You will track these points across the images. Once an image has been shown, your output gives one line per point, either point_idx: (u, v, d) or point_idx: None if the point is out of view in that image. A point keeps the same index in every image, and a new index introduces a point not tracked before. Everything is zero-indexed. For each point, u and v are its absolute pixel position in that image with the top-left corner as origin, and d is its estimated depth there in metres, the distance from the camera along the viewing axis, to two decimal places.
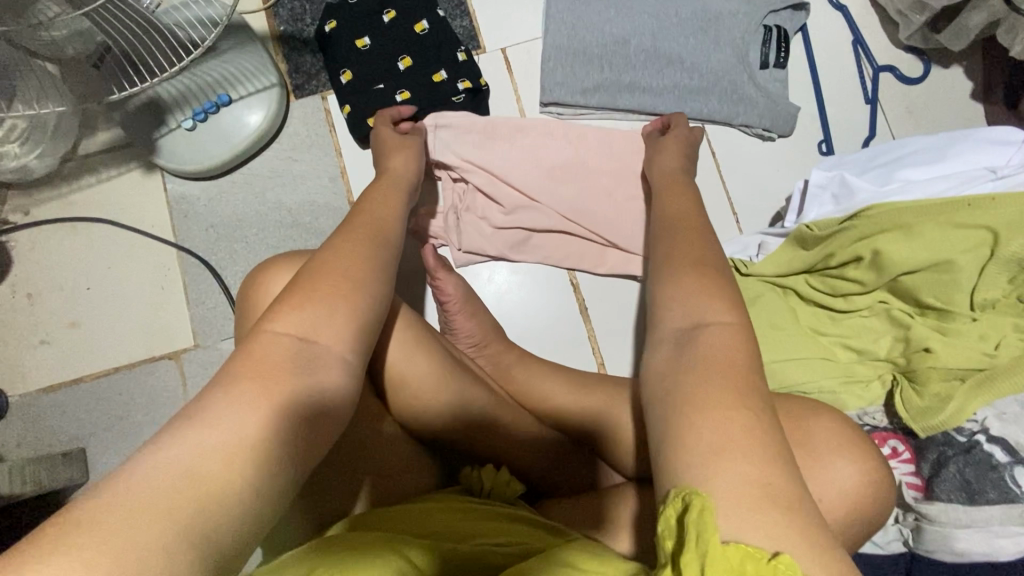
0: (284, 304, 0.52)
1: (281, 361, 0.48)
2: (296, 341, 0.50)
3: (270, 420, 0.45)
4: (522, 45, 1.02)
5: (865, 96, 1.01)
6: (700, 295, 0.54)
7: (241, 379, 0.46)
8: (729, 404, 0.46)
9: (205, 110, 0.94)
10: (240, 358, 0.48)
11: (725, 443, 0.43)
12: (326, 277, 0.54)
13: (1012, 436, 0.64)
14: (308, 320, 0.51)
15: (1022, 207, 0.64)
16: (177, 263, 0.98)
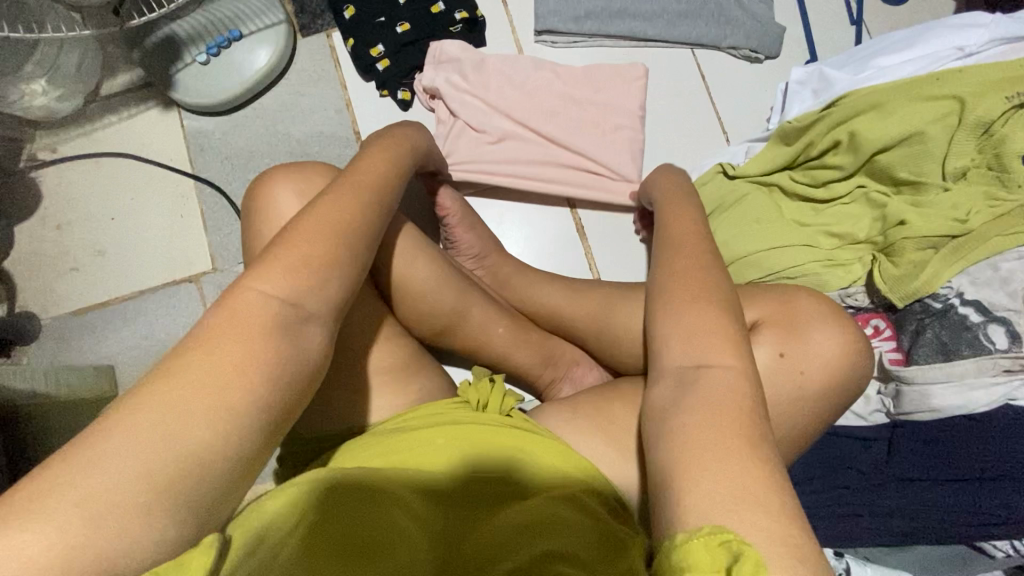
0: (269, 257, 0.51)
1: (260, 321, 0.47)
2: (282, 296, 0.49)
3: (265, 383, 0.45)
4: None
5: (851, 17, 1.04)
6: (700, 338, 0.55)
7: (225, 336, 0.46)
8: (732, 444, 0.47)
9: (217, 45, 1.00)
10: (225, 306, 0.47)
11: (728, 478, 0.45)
12: (312, 232, 0.54)
13: (985, 297, 0.67)
14: (292, 274, 0.50)
15: (986, 78, 0.68)
16: (194, 194, 1.04)
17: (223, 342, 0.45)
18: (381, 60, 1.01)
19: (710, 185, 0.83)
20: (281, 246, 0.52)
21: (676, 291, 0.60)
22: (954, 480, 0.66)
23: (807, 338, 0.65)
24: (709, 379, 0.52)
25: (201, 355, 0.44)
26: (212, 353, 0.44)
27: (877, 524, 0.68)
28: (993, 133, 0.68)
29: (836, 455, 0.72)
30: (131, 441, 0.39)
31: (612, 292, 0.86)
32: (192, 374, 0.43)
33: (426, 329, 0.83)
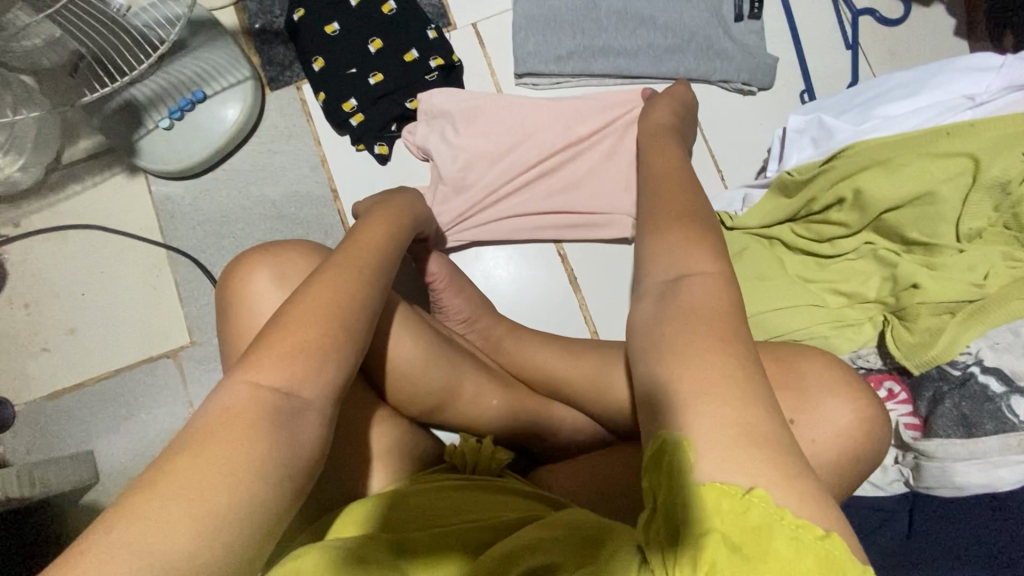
0: (258, 348, 0.49)
1: (246, 412, 0.46)
2: (278, 393, 0.47)
3: (256, 465, 0.44)
4: (493, 18, 1.01)
5: (847, 41, 0.98)
6: (686, 251, 0.55)
7: (214, 436, 0.44)
8: (712, 346, 0.47)
9: (181, 108, 0.95)
10: (208, 414, 0.46)
11: (720, 404, 0.45)
12: (304, 315, 0.51)
13: (1007, 365, 0.63)
14: (286, 372, 0.48)
15: (1000, 132, 0.63)
16: (167, 263, 0.99)
17: (214, 432, 0.44)
18: (354, 115, 0.96)
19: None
20: (261, 335, 0.50)
21: (660, 223, 0.59)
22: None
23: (819, 402, 0.60)
24: (693, 285, 0.52)
25: (194, 456, 0.43)
26: (202, 448, 0.43)
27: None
28: (1010, 192, 0.64)
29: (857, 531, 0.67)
30: (132, 541, 0.39)
31: (610, 355, 0.82)
32: (184, 471, 0.42)
33: (417, 410, 0.77)
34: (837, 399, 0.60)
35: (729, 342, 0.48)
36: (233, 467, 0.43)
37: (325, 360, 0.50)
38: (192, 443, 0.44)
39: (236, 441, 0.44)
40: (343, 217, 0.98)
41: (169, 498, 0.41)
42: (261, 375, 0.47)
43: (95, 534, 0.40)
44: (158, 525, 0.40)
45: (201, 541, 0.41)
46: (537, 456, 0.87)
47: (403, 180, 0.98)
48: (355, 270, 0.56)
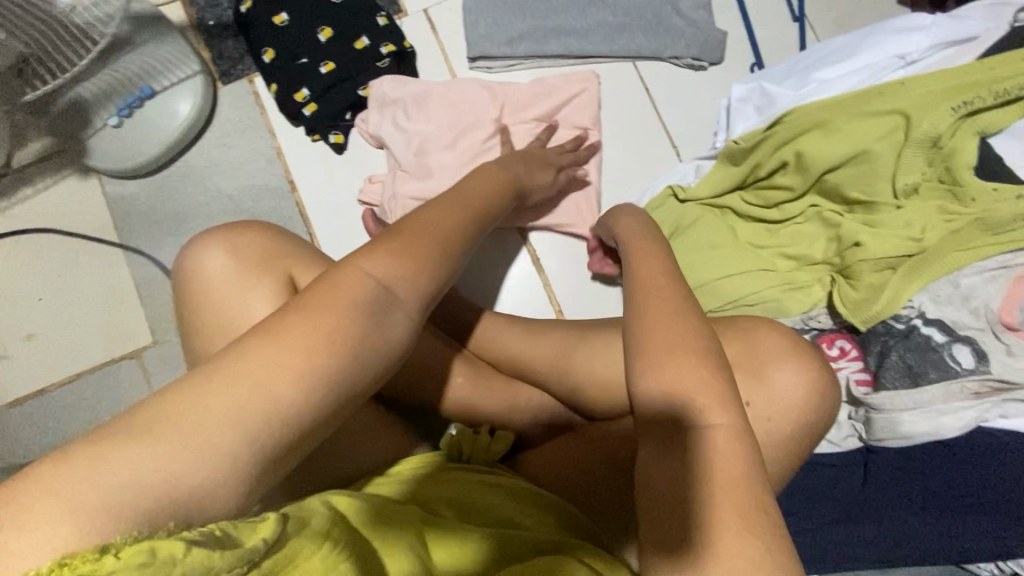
0: (376, 247, 0.51)
1: (354, 298, 0.45)
2: (377, 283, 0.47)
3: (340, 353, 0.43)
4: (444, 4, 1.01)
5: (794, 14, 1.00)
6: (693, 387, 0.51)
7: (320, 313, 0.44)
8: (737, 515, 0.44)
9: (129, 105, 0.94)
10: (316, 288, 0.46)
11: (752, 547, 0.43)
12: (425, 232, 0.54)
13: (947, 316, 0.65)
14: (397, 269, 0.49)
15: (930, 88, 0.65)
16: (126, 263, 0.98)
17: (287, 311, 0.44)
18: (307, 105, 0.96)
19: (663, 208, 0.78)
20: (369, 241, 0.51)
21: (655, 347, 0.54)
22: (936, 506, 0.64)
23: (769, 368, 0.60)
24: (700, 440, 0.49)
25: (287, 323, 0.42)
26: (282, 318, 0.43)
27: (862, 554, 0.65)
28: (941, 147, 0.65)
29: (816, 486, 0.69)
30: (216, 402, 0.38)
31: (572, 335, 0.82)
32: (275, 338, 0.41)
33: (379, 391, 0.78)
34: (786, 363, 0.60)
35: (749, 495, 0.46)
36: (322, 338, 0.42)
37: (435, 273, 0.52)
38: (276, 321, 0.43)
39: (316, 318, 0.43)
40: (302, 210, 0.98)
41: (247, 361, 0.40)
42: (374, 264, 0.48)
43: (185, 383, 0.38)
44: (226, 382, 0.39)
45: (288, 406, 0.40)
46: None
47: (360, 169, 0.98)
48: (459, 209, 0.59)
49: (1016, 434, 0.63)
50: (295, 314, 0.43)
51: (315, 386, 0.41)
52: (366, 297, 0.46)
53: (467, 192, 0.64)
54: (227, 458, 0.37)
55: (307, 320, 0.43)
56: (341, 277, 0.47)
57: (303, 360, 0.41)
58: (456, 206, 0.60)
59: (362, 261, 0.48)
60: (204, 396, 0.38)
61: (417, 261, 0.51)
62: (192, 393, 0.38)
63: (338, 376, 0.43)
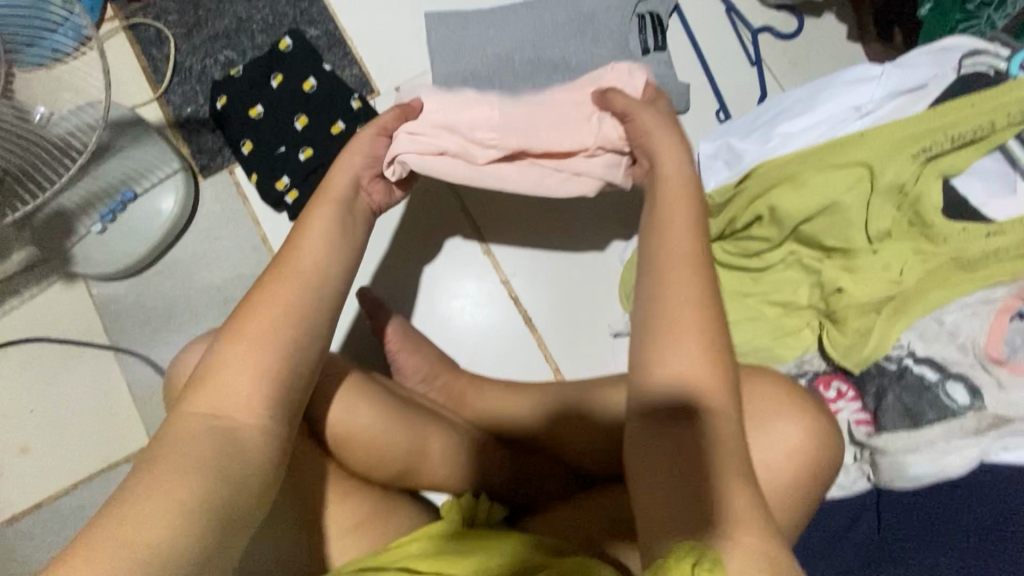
0: (203, 378, 0.56)
1: (200, 437, 0.52)
2: (213, 416, 0.54)
3: (200, 487, 0.49)
4: (414, 80, 1.04)
5: (751, 58, 1.04)
6: (689, 360, 0.55)
7: (161, 462, 0.50)
8: (734, 472, 0.50)
9: (112, 210, 0.95)
10: (164, 437, 0.52)
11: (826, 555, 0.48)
12: (242, 340, 0.57)
13: (937, 354, 0.66)
14: (225, 395, 0.55)
15: (889, 139, 0.67)
16: (117, 365, 0.97)
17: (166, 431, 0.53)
18: (289, 192, 0.97)
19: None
20: (207, 369, 0.56)
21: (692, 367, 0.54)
22: None
23: (770, 422, 0.61)
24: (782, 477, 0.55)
25: (144, 485, 0.48)
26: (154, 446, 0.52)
27: None
28: (907, 192, 0.67)
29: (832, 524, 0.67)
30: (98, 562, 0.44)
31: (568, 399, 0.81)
32: (149, 481, 0.48)
33: (385, 476, 0.77)
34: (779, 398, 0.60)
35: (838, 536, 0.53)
36: (189, 475, 0.49)
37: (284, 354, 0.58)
38: (145, 460, 0.51)
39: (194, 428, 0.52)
40: None
41: (132, 508, 0.47)
42: (229, 367, 0.56)
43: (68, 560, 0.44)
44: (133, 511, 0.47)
45: (166, 547, 0.46)
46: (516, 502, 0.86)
47: None
48: (295, 287, 0.62)
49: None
50: (146, 464, 0.50)
51: (200, 514, 0.48)
52: (223, 401, 0.55)
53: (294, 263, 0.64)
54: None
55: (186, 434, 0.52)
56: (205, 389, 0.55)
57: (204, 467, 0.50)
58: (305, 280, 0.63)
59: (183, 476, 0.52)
60: (117, 526, 0.46)
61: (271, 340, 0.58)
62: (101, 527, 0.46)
63: (220, 501, 0.50)
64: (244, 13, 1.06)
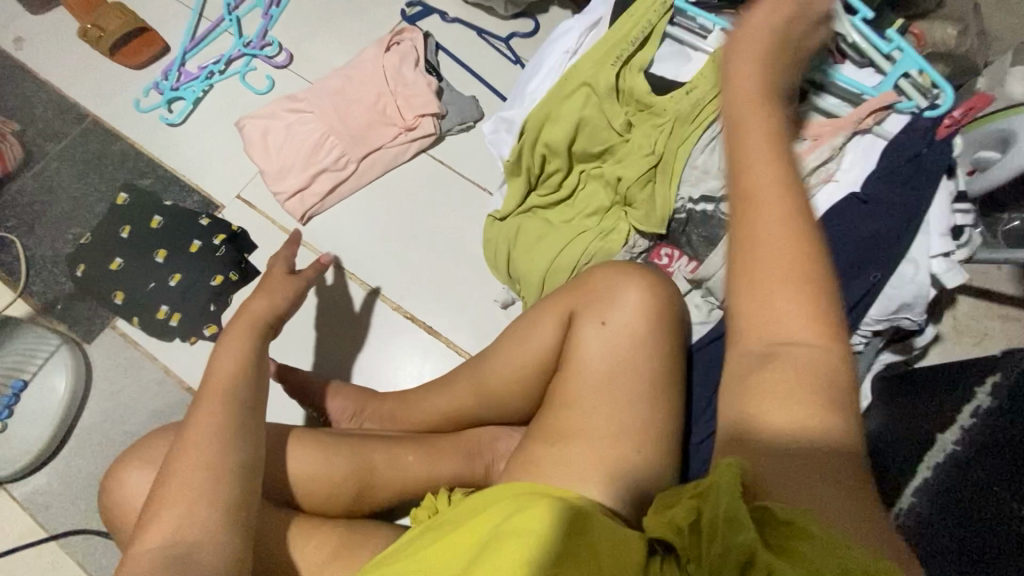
0: (158, 511, 0.57)
1: (154, 570, 0.53)
2: (167, 548, 0.55)
3: None
4: (249, 184, 1.16)
5: (512, 59, 1.25)
6: (772, 294, 0.44)
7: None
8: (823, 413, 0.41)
9: (7, 404, 0.99)
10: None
11: (783, 389, 0.42)
12: (182, 464, 0.60)
13: (705, 190, 0.82)
14: (174, 521, 0.56)
15: (593, 60, 0.87)
16: (62, 551, 0.95)
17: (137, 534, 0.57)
18: (172, 317, 1.04)
19: (494, 234, 0.99)
20: (156, 500, 0.58)
21: None
22: None
23: (610, 298, 0.77)
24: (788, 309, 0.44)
25: None
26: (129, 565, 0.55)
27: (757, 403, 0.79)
28: (625, 90, 0.87)
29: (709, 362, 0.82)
30: None
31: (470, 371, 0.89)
32: None
33: (345, 501, 0.83)
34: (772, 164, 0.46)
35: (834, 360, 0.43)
36: None
37: (230, 435, 0.63)
38: None
39: (158, 532, 0.56)
40: None
41: None
42: (184, 456, 0.60)
43: None
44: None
45: None
46: (479, 484, 0.92)
47: None
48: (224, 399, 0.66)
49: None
50: None
51: None
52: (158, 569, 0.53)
53: (195, 434, 0.62)
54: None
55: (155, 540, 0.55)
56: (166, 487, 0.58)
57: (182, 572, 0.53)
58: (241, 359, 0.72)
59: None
60: None
61: (217, 426, 0.63)
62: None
63: None
64: (78, 192, 1.16)
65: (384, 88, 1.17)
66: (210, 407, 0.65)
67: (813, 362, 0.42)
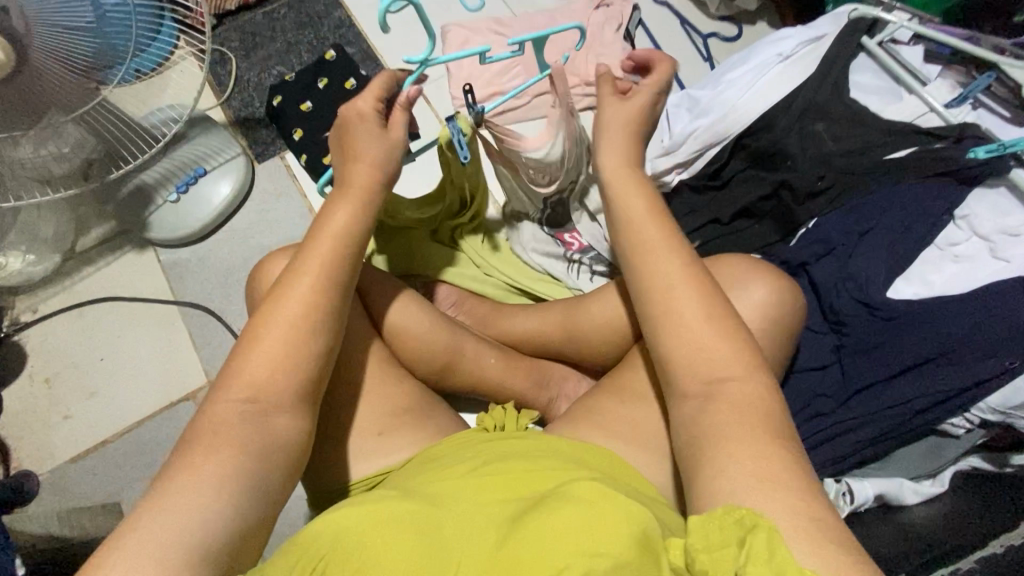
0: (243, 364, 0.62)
1: (240, 419, 0.59)
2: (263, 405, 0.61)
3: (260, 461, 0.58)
4: (433, 82, 1.26)
5: (702, 56, 1.29)
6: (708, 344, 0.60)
7: (213, 448, 0.57)
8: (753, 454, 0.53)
9: (186, 183, 1.12)
10: (211, 422, 0.59)
11: (749, 467, 0.52)
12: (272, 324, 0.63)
13: (866, 225, 0.83)
14: (261, 382, 0.61)
15: (789, 79, 0.91)
16: (180, 318, 1.10)
17: (220, 381, 0.61)
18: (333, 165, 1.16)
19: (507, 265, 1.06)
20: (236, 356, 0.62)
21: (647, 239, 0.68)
22: (897, 379, 0.78)
23: (739, 287, 0.77)
24: (730, 394, 0.58)
25: (210, 455, 0.56)
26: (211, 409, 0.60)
27: (848, 446, 0.79)
28: (814, 112, 0.89)
29: (803, 389, 0.82)
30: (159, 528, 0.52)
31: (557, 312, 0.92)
32: (204, 457, 0.56)
33: (427, 370, 0.90)
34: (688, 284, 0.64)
35: (779, 430, 0.55)
36: (233, 454, 0.57)
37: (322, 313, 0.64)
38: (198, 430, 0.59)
39: (244, 381, 0.61)
40: None
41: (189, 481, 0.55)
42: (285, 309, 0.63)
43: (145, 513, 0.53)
44: (212, 441, 0.58)
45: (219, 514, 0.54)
46: (537, 413, 0.98)
47: None
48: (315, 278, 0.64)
49: (960, 297, 0.77)
50: (196, 443, 0.58)
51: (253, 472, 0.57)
52: (249, 424, 0.60)
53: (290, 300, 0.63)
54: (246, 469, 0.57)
55: (242, 393, 0.61)
56: (264, 336, 0.62)
57: (264, 430, 0.60)
58: (355, 195, 0.70)
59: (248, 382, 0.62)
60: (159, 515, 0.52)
61: (310, 298, 0.64)
62: (175, 478, 0.55)
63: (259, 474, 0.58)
64: (293, 39, 1.31)
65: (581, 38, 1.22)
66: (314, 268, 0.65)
67: (732, 415, 0.56)
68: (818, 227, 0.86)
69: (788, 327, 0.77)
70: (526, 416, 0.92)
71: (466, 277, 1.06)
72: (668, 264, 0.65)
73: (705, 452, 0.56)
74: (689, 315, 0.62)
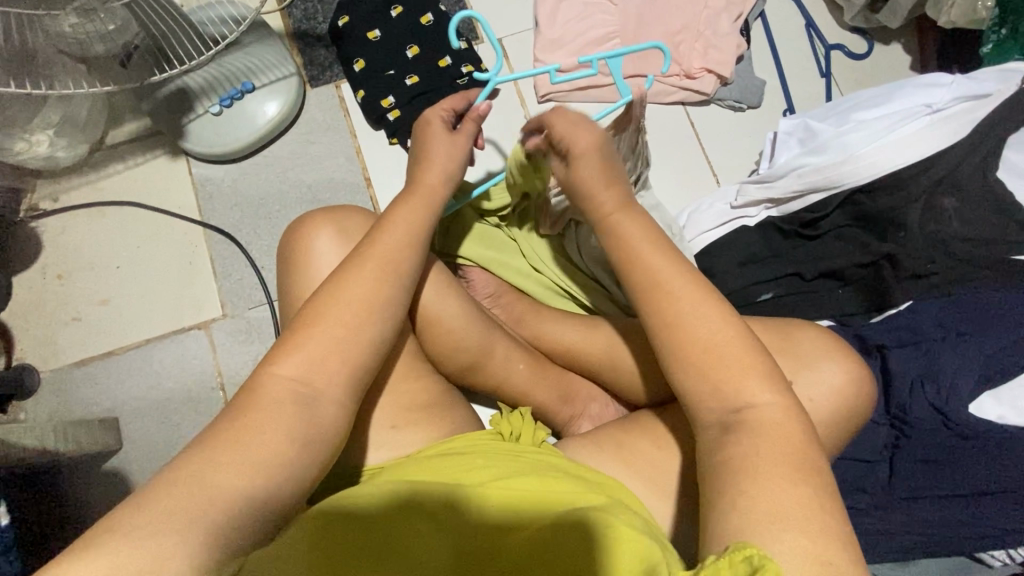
0: (285, 349, 0.57)
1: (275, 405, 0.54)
2: (293, 392, 0.55)
3: (279, 456, 0.52)
4: (516, 36, 1.12)
5: (820, 70, 1.13)
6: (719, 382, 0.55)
7: (232, 434, 0.52)
8: (765, 485, 0.48)
9: (231, 96, 1.02)
10: (241, 407, 0.54)
11: (760, 511, 0.47)
12: (327, 316, 0.59)
13: (969, 324, 0.74)
14: (301, 372, 0.56)
15: (938, 138, 0.81)
16: (203, 240, 1.04)
17: (268, 362, 0.57)
18: (391, 111, 1.06)
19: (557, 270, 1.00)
20: (283, 346, 0.58)
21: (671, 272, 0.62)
22: (954, 497, 0.72)
23: (813, 365, 0.69)
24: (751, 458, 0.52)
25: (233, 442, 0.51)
26: (259, 390, 0.56)
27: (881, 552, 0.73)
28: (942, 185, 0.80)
29: (847, 481, 0.75)
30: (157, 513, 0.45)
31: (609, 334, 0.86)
32: (224, 444, 0.51)
33: (452, 365, 0.84)
34: (707, 313, 0.58)
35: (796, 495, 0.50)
36: (262, 441, 0.52)
37: (385, 303, 0.61)
38: (230, 412, 0.54)
39: (295, 370, 0.57)
40: (375, 205, 1.07)
41: (203, 467, 0.49)
42: (347, 296, 0.60)
43: (148, 495, 0.47)
44: (255, 423, 0.53)
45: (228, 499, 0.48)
46: (554, 426, 0.93)
47: None
48: (378, 277, 0.61)
49: None
50: (224, 423, 0.53)
51: (273, 468, 0.51)
52: (285, 414, 0.54)
53: (348, 283, 0.60)
54: (282, 461, 0.52)
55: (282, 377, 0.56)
56: (319, 322, 0.58)
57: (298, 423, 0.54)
58: (420, 202, 0.68)
59: (269, 371, 0.56)
60: (161, 498, 0.46)
61: (375, 284, 0.61)
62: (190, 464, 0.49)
63: (284, 465, 0.52)
64: None
65: (694, 21, 1.07)
66: (379, 263, 0.62)
67: (744, 451, 0.51)
68: (911, 312, 0.77)
69: (857, 419, 0.70)
70: (543, 428, 0.83)
71: (506, 265, 1.00)
72: (687, 286, 0.60)
73: (709, 497, 0.51)
74: (697, 344, 0.57)
